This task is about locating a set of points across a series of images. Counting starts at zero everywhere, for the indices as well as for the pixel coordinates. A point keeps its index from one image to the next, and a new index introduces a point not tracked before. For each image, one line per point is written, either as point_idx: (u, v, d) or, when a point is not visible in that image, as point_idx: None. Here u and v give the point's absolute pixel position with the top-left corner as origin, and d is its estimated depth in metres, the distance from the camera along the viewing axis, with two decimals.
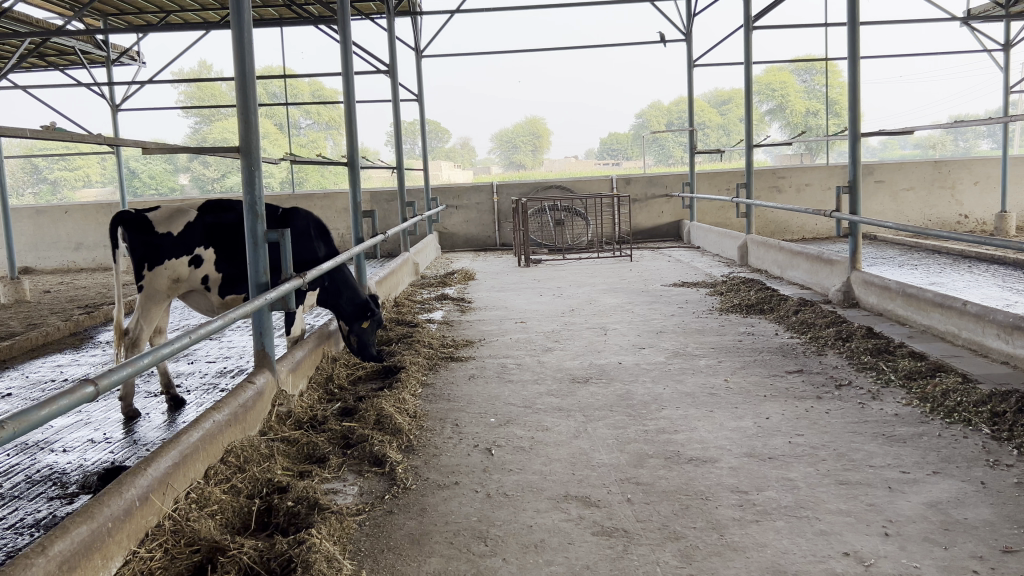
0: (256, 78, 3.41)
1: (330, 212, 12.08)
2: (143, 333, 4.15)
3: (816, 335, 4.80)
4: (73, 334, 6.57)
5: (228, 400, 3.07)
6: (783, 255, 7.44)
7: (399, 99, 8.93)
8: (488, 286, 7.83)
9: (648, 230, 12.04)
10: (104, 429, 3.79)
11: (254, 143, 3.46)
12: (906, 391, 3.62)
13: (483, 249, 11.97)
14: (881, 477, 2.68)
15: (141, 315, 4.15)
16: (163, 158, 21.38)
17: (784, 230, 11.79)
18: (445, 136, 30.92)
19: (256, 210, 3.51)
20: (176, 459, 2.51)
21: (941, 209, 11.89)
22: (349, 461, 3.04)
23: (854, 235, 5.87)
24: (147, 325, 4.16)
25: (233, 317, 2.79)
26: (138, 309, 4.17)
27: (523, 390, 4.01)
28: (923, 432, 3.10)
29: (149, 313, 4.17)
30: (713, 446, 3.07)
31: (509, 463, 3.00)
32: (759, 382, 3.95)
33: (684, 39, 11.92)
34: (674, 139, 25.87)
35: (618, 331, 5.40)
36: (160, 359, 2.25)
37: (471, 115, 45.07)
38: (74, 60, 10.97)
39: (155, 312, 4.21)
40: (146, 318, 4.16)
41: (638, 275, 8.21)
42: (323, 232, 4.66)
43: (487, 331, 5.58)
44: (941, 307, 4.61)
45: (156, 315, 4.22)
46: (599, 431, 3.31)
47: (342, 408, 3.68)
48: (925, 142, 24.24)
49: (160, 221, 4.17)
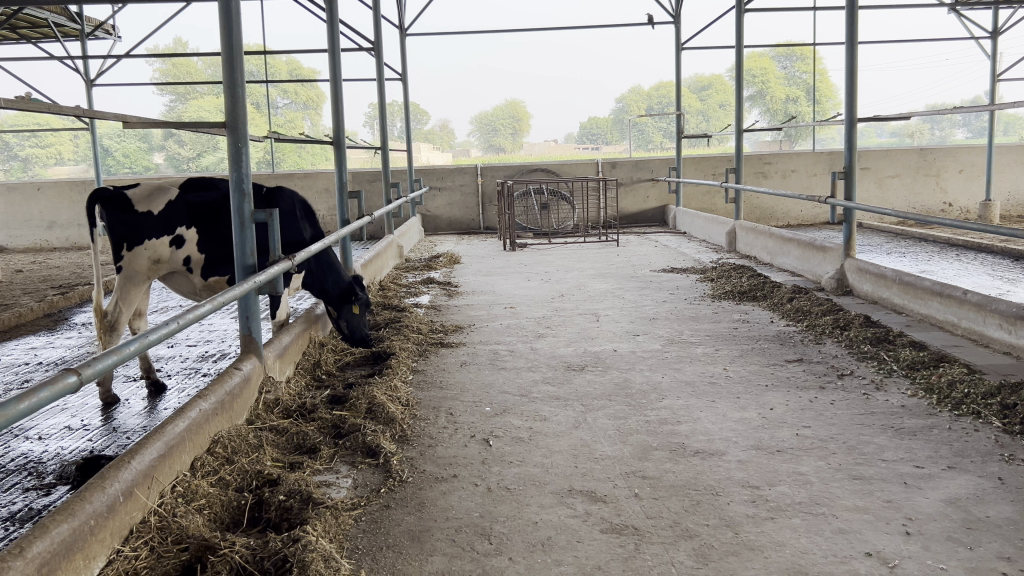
0: (242, 52, 3.24)
1: (310, 192, 11.88)
2: (123, 315, 4.00)
3: (813, 323, 4.73)
4: (47, 314, 6.38)
5: (213, 388, 2.93)
6: (773, 241, 7.38)
7: (384, 78, 8.73)
8: (474, 270, 7.70)
9: (633, 215, 11.95)
10: (81, 416, 3.63)
11: (241, 120, 3.30)
12: (910, 382, 3.54)
13: (466, 232, 11.82)
14: (894, 472, 2.60)
15: (121, 298, 3.99)
16: (139, 135, 20.96)
17: (770, 217, 11.77)
18: (425, 117, 30.63)
19: (243, 188, 3.35)
20: (162, 450, 2.38)
21: (926, 197, 11.90)
22: (341, 452, 2.91)
23: (849, 221, 5.80)
24: (126, 307, 4.00)
25: (220, 301, 2.64)
26: (117, 292, 4.01)
27: (517, 377, 3.90)
28: (932, 425, 3.02)
29: (129, 296, 4.01)
30: (719, 438, 2.97)
31: (509, 454, 2.88)
32: (758, 371, 3.87)
33: (672, 21, 11.78)
34: (654, 125, 25.76)
35: (611, 317, 5.29)
36: (146, 346, 2.10)
37: (451, 96, 44.55)
38: (47, 33, 10.64)
39: (135, 294, 4.05)
40: (126, 301, 4.00)
41: (626, 260, 8.12)
42: (309, 212, 4.50)
43: (475, 316, 5.46)
44: (940, 295, 4.55)
45: (136, 298, 4.06)
46: (599, 422, 3.21)
47: (331, 396, 3.55)
48: (903, 131, 24.28)
49: (141, 200, 4.00)
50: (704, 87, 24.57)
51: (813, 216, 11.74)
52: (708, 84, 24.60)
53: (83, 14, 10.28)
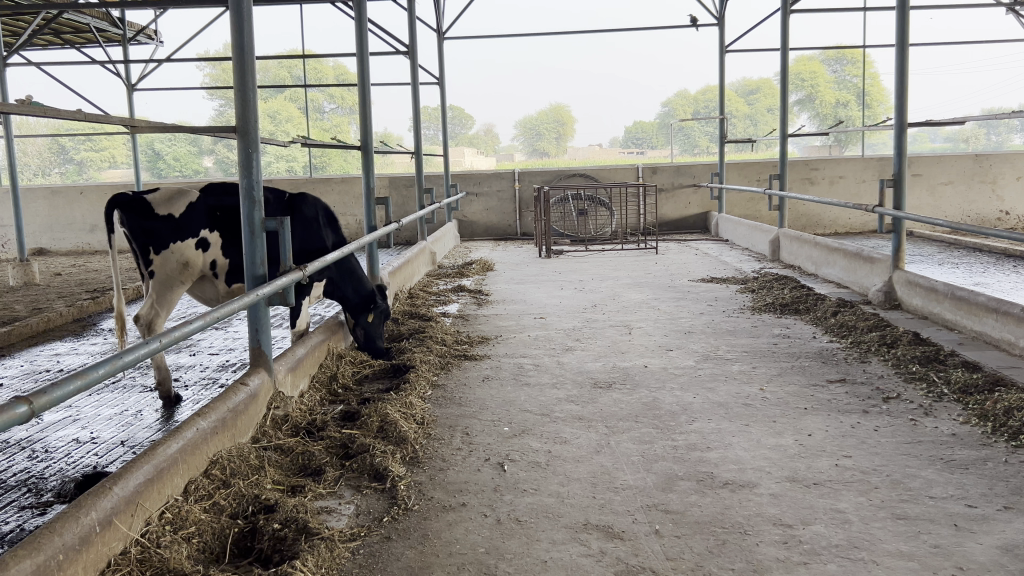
0: (255, 57, 3.12)
1: (347, 197, 11.83)
2: (160, 318, 3.84)
3: (859, 339, 4.47)
4: (77, 319, 6.36)
5: (215, 405, 2.80)
6: (818, 251, 7.10)
7: (419, 81, 8.59)
8: (507, 278, 7.53)
9: (675, 221, 11.68)
10: (92, 428, 3.54)
11: (252, 124, 3.18)
12: (963, 408, 3.28)
13: (503, 238, 11.67)
14: (943, 511, 2.36)
15: (157, 301, 3.85)
16: (188, 140, 20.95)
17: (816, 224, 11.42)
18: (469, 122, 30.56)
19: (253, 195, 3.21)
20: (150, 474, 2.25)
21: (981, 205, 11.44)
22: (347, 475, 2.76)
23: (899, 231, 5.49)
24: (164, 311, 3.86)
25: (214, 316, 2.52)
26: (151, 296, 3.87)
27: (541, 395, 3.71)
28: (986, 457, 2.77)
29: (166, 299, 3.88)
30: (751, 468, 2.75)
31: (523, 482, 2.70)
32: (798, 393, 3.63)
33: (716, 23, 11.50)
34: (699, 130, 25.29)
35: (644, 330, 5.08)
36: (119, 368, 1.98)
37: (495, 98, 44.43)
38: (90, 38, 10.78)
39: (172, 298, 3.91)
40: (164, 305, 3.86)
41: (665, 268, 7.88)
42: (332, 219, 4.37)
43: (504, 327, 5.28)
44: (996, 311, 4.26)
45: (173, 302, 3.92)
46: (623, 446, 3.01)
47: (343, 412, 3.41)
48: (957, 135, 23.39)
49: (160, 204, 3.84)
50: (751, 91, 24.09)
51: (862, 224, 11.36)
52: (755, 88, 24.02)
53: (126, 19, 10.37)
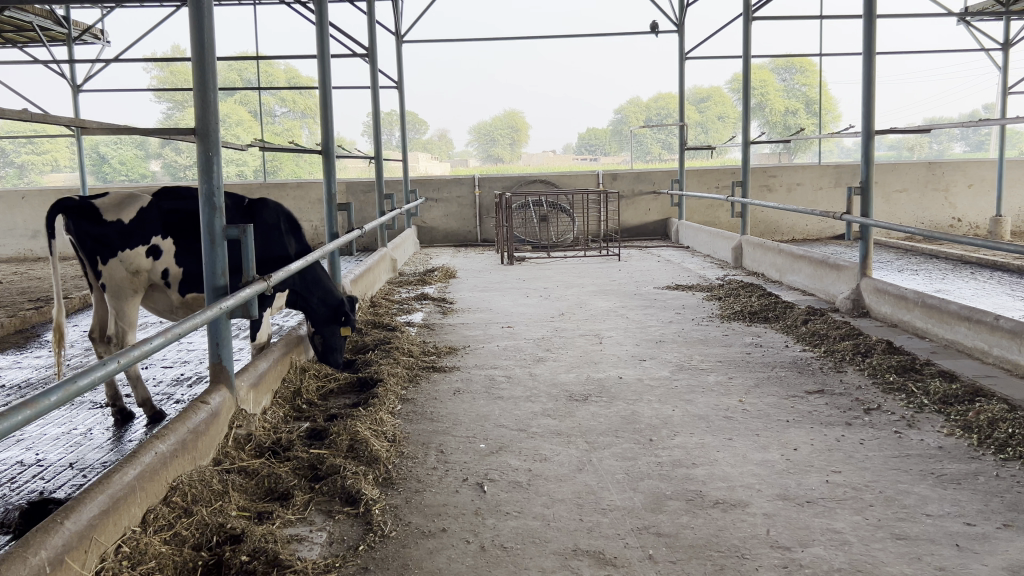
0: (215, 56, 2.94)
1: (303, 203, 11.58)
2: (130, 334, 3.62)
3: (832, 348, 4.42)
4: (18, 330, 6.04)
5: (174, 426, 2.61)
6: (782, 258, 7.09)
7: (378, 86, 8.39)
8: (471, 285, 7.37)
9: (635, 228, 11.66)
10: (38, 450, 3.31)
11: (212, 127, 2.99)
12: (946, 419, 3.23)
13: (463, 244, 11.53)
14: (942, 530, 2.29)
15: (118, 317, 3.59)
16: (136, 143, 20.37)
17: (774, 231, 11.50)
18: (423, 127, 30.27)
19: (213, 203, 3.03)
20: (105, 505, 2.06)
21: (934, 212, 11.63)
22: (317, 499, 2.60)
23: (866, 239, 5.48)
24: (128, 325, 3.61)
25: (175, 333, 2.34)
26: (110, 312, 3.62)
27: (515, 409, 3.58)
28: (976, 470, 2.71)
29: (127, 313, 3.61)
30: (740, 486, 2.66)
31: (506, 504, 2.56)
32: (777, 404, 3.56)
33: (675, 30, 11.52)
34: (653, 136, 25.43)
35: (615, 339, 4.99)
36: (75, 393, 1.79)
37: (450, 102, 44.19)
38: (32, 37, 10.37)
39: (132, 310, 3.64)
40: (127, 320, 3.60)
41: (629, 275, 7.81)
42: (294, 225, 4.17)
43: (471, 337, 5.13)
44: (968, 320, 4.24)
45: (134, 314, 3.65)
46: (606, 463, 2.90)
47: (310, 430, 3.23)
48: (904, 143, 23.79)
49: (109, 208, 3.56)
50: (705, 97, 24.27)
51: (819, 231, 11.47)
52: (707, 96, 24.04)
53: (71, 18, 10.00)
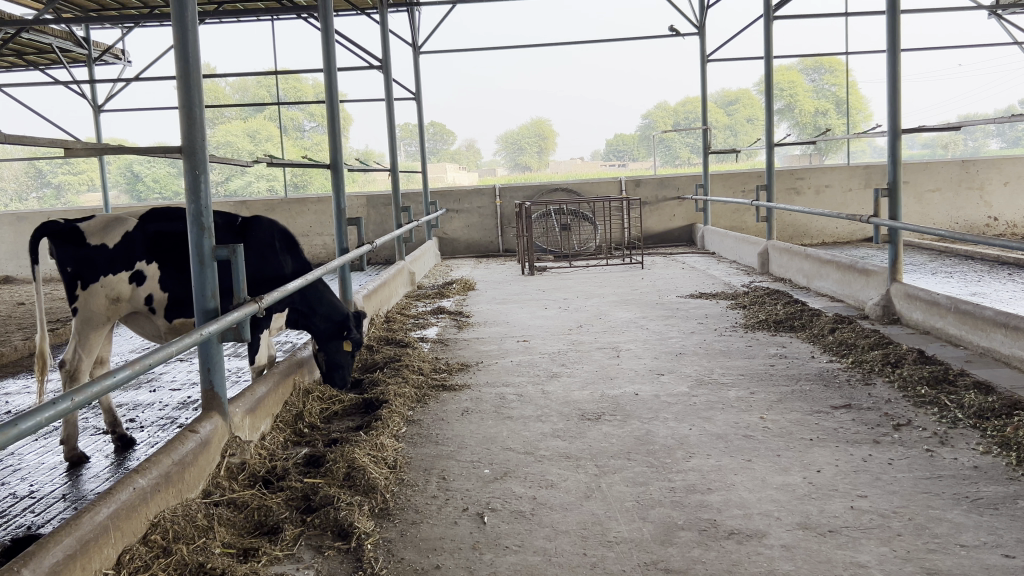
0: (200, 69, 2.83)
1: (324, 216, 11.52)
2: (84, 363, 3.51)
3: (860, 359, 4.21)
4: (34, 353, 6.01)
5: (158, 458, 2.49)
6: (809, 263, 6.89)
7: (393, 96, 8.28)
8: (489, 298, 7.25)
9: (659, 235, 11.46)
10: (31, 480, 3.22)
11: (199, 143, 2.87)
12: (982, 434, 3.03)
13: (485, 255, 11.40)
14: (978, 563, 2.09)
15: (79, 345, 3.49)
16: (165, 161, 20.56)
17: (804, 234, 11.26)
18: (450, 137, 30.24)
19: (202, 222, 2.92)
20: (70, 550, 1.93)
21: (969, 212, 11.29)
22: (308, 533, 2.47)
23: (895, 243, 5.24)
24: (87, 355, 3.52)
25: (146, 362, 2.20)
26: (75, 336, 3.51)
27: (524, 430, 3.43)
28: (1015, 494, 2.51)
29: (88, 341, 3.51)
30: (757, 513, 2.48)
31: (506, 537, 2.41)
32: (801, 421, 3.37)
33: (696, 32, 11.30)
34: (680, 141, 25.14)
35: (633, 352, 4.81)
36: (19, 435, 1.64)
37: (476, 114, 44.24)
38: (54, 58, 10.47)
39: (96, 339, 3.54)
40: (85, 348, 3.51)
41: (651, 284, 7.63)
42: (290, 243, 4.07)
43: (485, 352, 4.99)
44: (1004, 327, 4.01)
45: (99, 343, 3.56)
46: (615, 490, 2.73)
47: (308, 456, 3.11)
48: (938, 142, 23.24)
49: (94, 232, 3.48)
50: (731, 100, 23.78)
51: (850, 233, 11.18)
52: (734, 99, 23.64)
53: (90, 39, 10.07)
